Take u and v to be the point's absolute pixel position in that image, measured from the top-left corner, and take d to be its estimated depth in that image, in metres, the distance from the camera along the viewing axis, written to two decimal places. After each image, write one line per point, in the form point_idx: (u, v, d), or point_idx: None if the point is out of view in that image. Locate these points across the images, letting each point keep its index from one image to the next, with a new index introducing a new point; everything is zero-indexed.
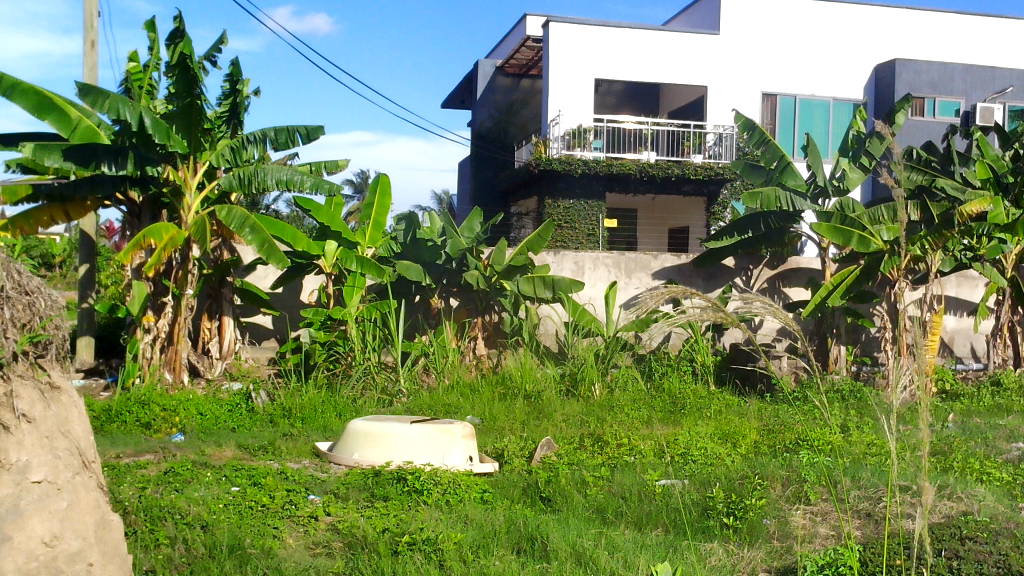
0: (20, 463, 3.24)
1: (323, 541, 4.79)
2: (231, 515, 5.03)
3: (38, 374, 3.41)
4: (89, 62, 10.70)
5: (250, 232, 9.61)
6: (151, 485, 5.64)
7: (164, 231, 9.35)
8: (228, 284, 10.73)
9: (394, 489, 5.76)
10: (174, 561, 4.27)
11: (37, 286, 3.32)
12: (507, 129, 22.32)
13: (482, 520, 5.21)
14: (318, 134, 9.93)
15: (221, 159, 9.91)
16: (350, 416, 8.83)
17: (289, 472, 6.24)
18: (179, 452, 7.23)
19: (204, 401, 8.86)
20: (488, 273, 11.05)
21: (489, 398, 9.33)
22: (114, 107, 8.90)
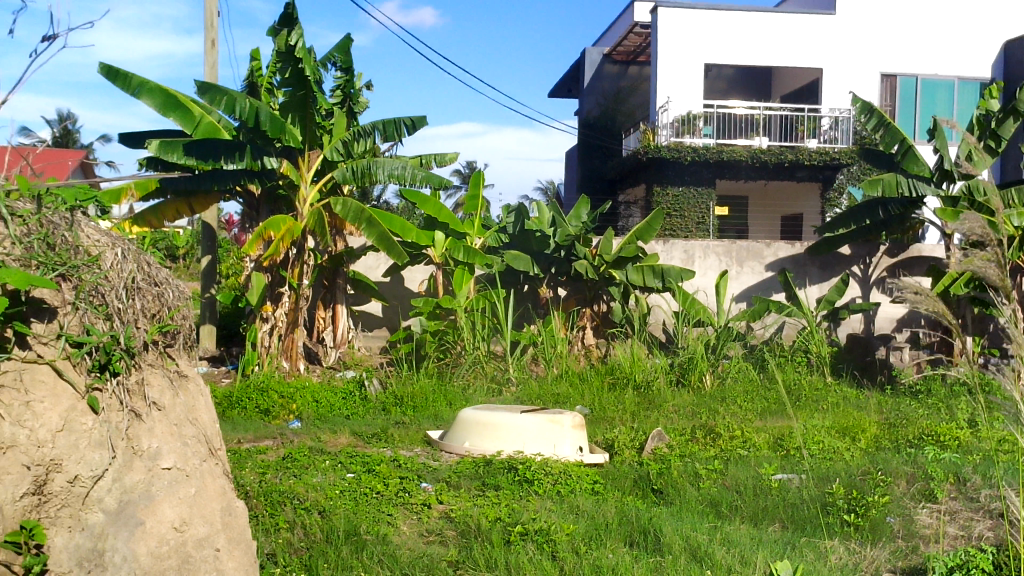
0: (152, 449, 3.02)
1: (437, 529, 4.83)
2: (347, 501, 5.14)
3: (167, 363, 3.29)
4: (210, 61, 11.07)
5: (366, 224, 9.77)
6: (271, 470, 5.81)
7: (283, 223, 9.59)
8: (341, 274, 10.91)
9: (504, 477, 5.79)
10: (294, 545, 4.38)
11: (165, 278, 3.34)
12: (614, 117, 22.11)
13: (594, 511, 5.17)
14: (422, 125, 10.00)
15: (335, 153, 9.97)
16: (460, 405, 8.88)
17: (402, 459, 6.36)
18: (296, 438, 7.43)
19: (320, 389, 9.10)
20: (597, 263, 10.90)
21: (599, 388, 9.29)
22: (229, 103, 9.13)
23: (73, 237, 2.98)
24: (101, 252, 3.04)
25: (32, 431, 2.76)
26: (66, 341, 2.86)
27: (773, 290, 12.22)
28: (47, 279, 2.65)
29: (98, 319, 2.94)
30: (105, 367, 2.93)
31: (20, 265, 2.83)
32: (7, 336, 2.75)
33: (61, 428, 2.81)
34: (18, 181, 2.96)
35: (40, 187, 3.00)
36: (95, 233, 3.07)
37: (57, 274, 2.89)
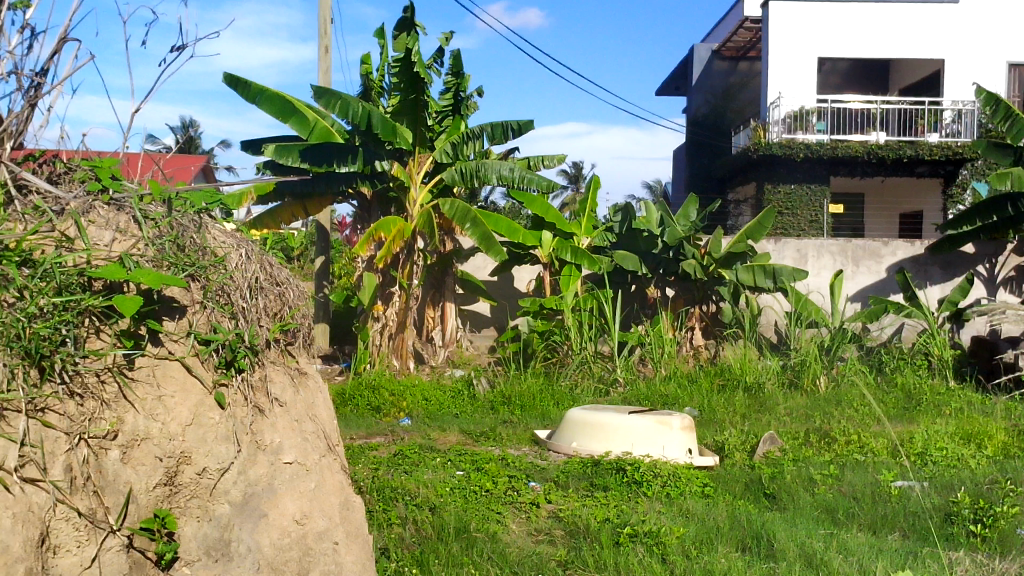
0: (275, 444, 3.08)
1: (545, 529, 4.84)
2: (456, 499, 5.20)
3: (287, 360, 3.39)
4: (324, 67, 11.37)
5: (471, 224, 9.86)
6: (383, 466, 5.94)
7: (394, 224, 9.78)
8: (450, 274, 11.10)
9: (613, 478, 5.76)
10: (406, 540, 4.45)
11: (287, 278, 3.46)
12: (724, 114, 21.75)
13: (703, 515, 5.09)
14: (529, 128, 10.05)
15: (444, 156, 10.10)
16: (567, 405, 8.87)
17: (510, 458, 6.40)
18: (407, 435, 7.57)
19: (429, 388, 9.27)
20: (706, 262, 10.75)
21: (708, 390, 9.14)
22: (344, 107, 9.33)
23: (200, 239, 3.10)
24: (227, 253, 3.16)
25: (165, 424, 2.82)
26: (195, 338, 2.94)
27: (890, 290, 11.80)
28: (179, 279, 2.73)
29: (223, 317, 3.03)
30: (231, 364, 3.01)
31: (153, 265, 2.93)
32: (142, 333, 2.82)
33: (190, 422, 2.87)
34: (150, 186, 3.11)
35: (170, 192, 3.14)
36: (220, 235, 3.19)
37: (186, 274, 2.98)
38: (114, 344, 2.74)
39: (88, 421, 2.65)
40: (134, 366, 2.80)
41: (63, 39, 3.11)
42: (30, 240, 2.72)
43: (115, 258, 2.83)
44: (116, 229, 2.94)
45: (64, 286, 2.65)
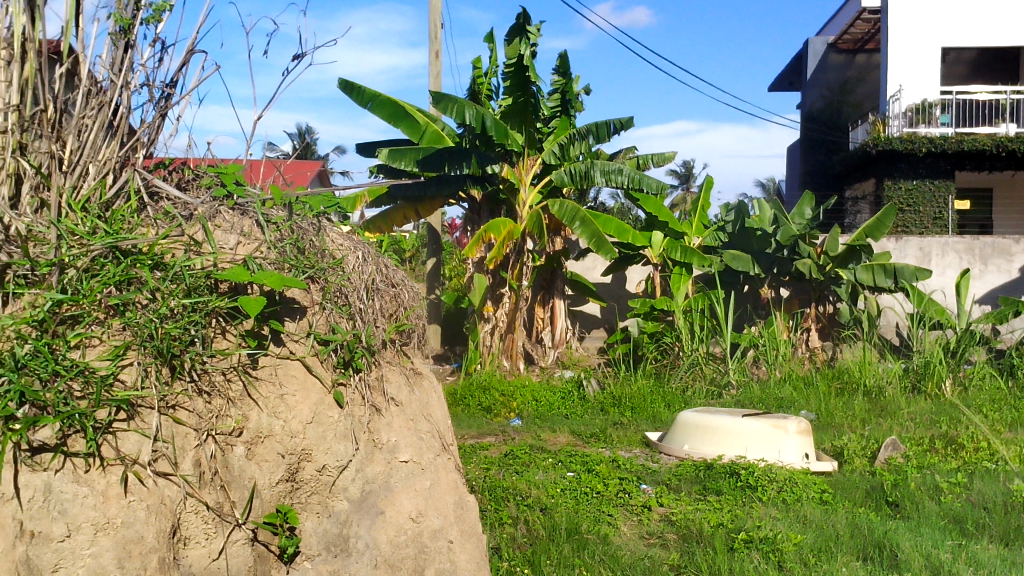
0: (391, 443, 3.14)
1: (658, 532, 4.79)
2: (568, 500, 5.19)
3: (403, 360, 3.45)
4: (435, 71, 11.54)
5: (580, 224, 9.83)
6: (495, 466, 5.99)
7: (504, 225, 9.83)
8: (560, 275, 11.09)
9: (727, 482, 5.66)
10: (518, 540, 4.46)
11: (403, 280, 3.53)
12: (840, 109, 21.13)
13: (823, 522, 4.93)
14: (630, 125, 9.97)
15: (551, 156, 10.19)
16: (679, 407, 8.74)
17: (621, 460, 6.36)
18: (517, 435, 7.63)
19: (539, 389, 9.31)
20: (822, 261, 10.43)
21: (826, 393, 8.86)
22: (460, 111, 9.41)
23: (320, 242, 3.19)
24: (344, 256, 3.24)
25: (286, 422, 2.90)
26: (315, 338, 3.03)
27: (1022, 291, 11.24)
28: (299, 281, 2.81)
29: (342, 318, 3.11)
30: (349, 364, 3.08)
31: (275, 267, 3.01)
32: (265, 333, 2.92)
33: (310, 420, 2.94)
34: (272, 192, 3.21)
35: (290, 197, 3.24)
36: (338, 238, 3.28)
37: (306, 276, 3.07)
38: (239, 344, 2.84)
39: (215, 419, 2.74)
40: (257, 365, 2.90)
41: (191, 51, 3.25)
42: (161, 244, 2.82)
43: (239, 260, 2.92)
44: (240, 233, 3.04)
45: (192, 288, 2.75)
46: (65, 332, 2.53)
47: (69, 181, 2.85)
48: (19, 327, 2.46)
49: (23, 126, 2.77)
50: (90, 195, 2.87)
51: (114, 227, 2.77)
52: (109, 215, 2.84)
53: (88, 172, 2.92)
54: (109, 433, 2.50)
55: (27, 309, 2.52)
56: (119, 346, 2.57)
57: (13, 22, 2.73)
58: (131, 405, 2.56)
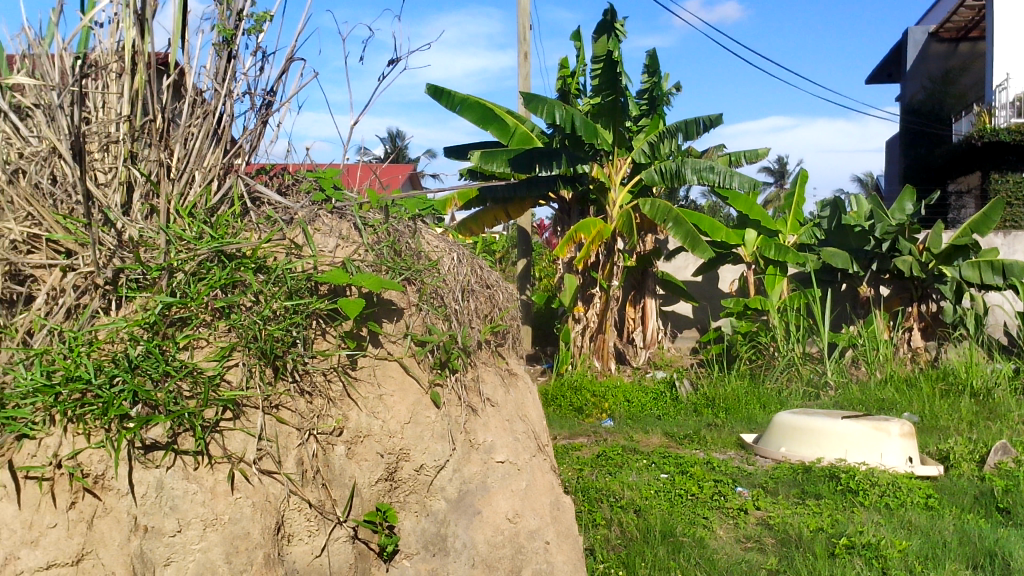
0: (487, 443, 3.15)
1: (755, 536, 4.69)
2: (662, 502, 5.14)
3: (499, 361, 3.47)
4: (524, 73, 11.58)
5: (674, 224, 9.67)
6: (588, 467, 5.97)
7: (594, 225, 9.78)
8: (651, 274, 10.99)
9: (826, 486, 5.52)
10: (611, 542, 4.43)
11: (497, 281, 3.55)
12: (943, 101, 20.45)
13: (929, 529, 4.76)
14: (720, 122, 9.81)
15: (641, 155, 10.05)
16: (775, 408, 8.55)
17: (716, 462, 6.26)
18: (610, 436, 7.58)
19: (631, 389, 9.25)
20: (924, 258, 10.11)
21: (930, 394, 8.55)
22: (550, 111, 9.39)
23: (416, 244, 3.24)
24: (440, 257, 3.29)
25: (385, 422, 2.95)
26: (412, 339, 3.07)
27: None
28: (397, 282, 2.86)
29: (438, 319, 3.14)
30: (445, 364, 3.12)
31: (373, 269, 3.07)
32: (364, 335, 2.97)
33: (408, 420, 2.99)
34: (369, 195, 3.28)
35: (386, 199, 3.30)
36: (434, 240, 3.33)
37: (403, 278, 3.12)
38: (339, 345, 2.90)
39: (317, 418, 2.80)
40: (356, 366, 2.95)
41: (290, 59, 3.33)
42: (264, 248, 2.90)
43: (339, 263, 2.98)
44: (339, 236, 3.12)
45: (295, 290, 2.82)
46: (174, 334, 2.62)
47: (177, 188, 2.95)
48: (131, 329, 2.56)
49: (134, 135, 2.89)
50: (196, 201, 2.96)
51: (219, 231, 2.85)
52: (214, 220, 2.92)
53: (194, 179, 3.01)
54: (217, 432, 2.58)
55: (139, 311, 2.62)
56: (225, 347, 2.65)
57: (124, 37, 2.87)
58: (237, 405, 2.64)
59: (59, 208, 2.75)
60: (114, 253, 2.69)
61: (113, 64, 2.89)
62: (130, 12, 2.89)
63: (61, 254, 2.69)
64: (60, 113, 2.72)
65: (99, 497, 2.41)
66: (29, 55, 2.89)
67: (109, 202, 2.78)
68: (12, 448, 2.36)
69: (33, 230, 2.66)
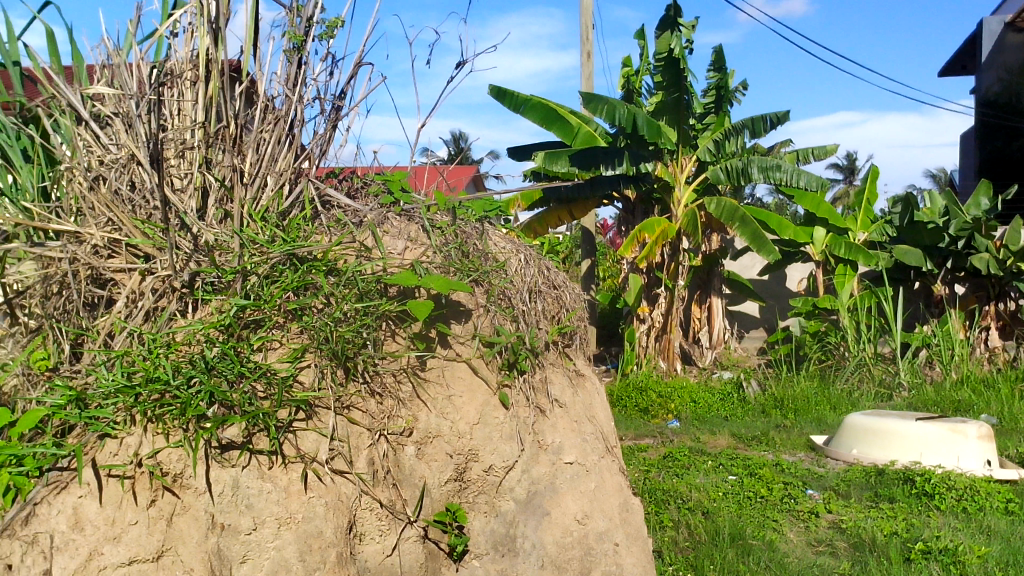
0: (555, 444, 3.15)
1: (827, 539, 4.59)
2: (730, 504, 5.08)
3: (566, 362, 3.45)
4: (587, 72, 11.54)
5: (740, 223, 9.54)
6: (654, 468, 5.92)
7: (658, 224, 9.69)
8: (717, 273, 10.86)
9: (900, 489, 5.39)
10: (679, 544, 4.38)
11: (564, 281, 3.55)
12: (1020, 93, 19.94)
13: (1010, 535, 4.61)
14: (786, 119, 9.65)
15: (705, 152, 9.97)
16: (845, 410, 8.37)
17: (785, 464, 6.17)
18: (676, 438, 7.51)
19: (698, 390, 9.16)
20: (1002, 256, 9.73)
21: (1009, 395, 8.27)
22: (610, 111, 9.35)
23: (483, 245, 3.25)
24: (507, 258, 3.29)
25: (454, 422, 2.97)
26: (480, 341, 3.09)
27: None
28: (465, 284, 2.87)
29: (506, 320, 3.14)
30: (513, 365, 3.12)
31: (441, 271, 3.09)
32: (433, 336, 3.00)
33: (477, 421, 3.00)
34: (436, 197, 3.30)
35: (453, 202, 3.32)
36: (500, 241, 3.33)
37: (471, 279, 3.14)
38: (409, 347, 2.93)
39: (387, 419, 2.84)
40: (426, 367, 2.98)
41: (358, 64, 3.37)
42: (334, 251, 2.94)
43: (408, 265, 3.01)
44: (407, 238, 3.16)
45: (365, 292, 2.85)
46: (248, 336, 2.67)
47: (250, 192, 3.01)
48: (208, 331, 2.61)
49: (209, 141, 2.95)
50: (269, 205, 3.02)
51: (291, 235, 2.90)
52: (286, 224, 2.97)
53: (267, 183, 3.07)
54: (290, 432, 2.63)
55: (214, 314, 2.67)
56: (297, 349, 2.69)
57: (199, 46, 2.95)
58: (309, 406, 2.68)
59: (138, 213, 2.82)
60: (190, 257, 2.74)
61: (188, 72, 2.96)
62: (204, 21, 2.99)
63: (140, 257, 2.76)
64: (138, 121, 2.80)
65: (178, 495, 2.47)
66: (109, 65, 2.97)
67: (185, 206, 2.84)
68: (96, 447, 2.44)
69: (113, 234, 2.73)
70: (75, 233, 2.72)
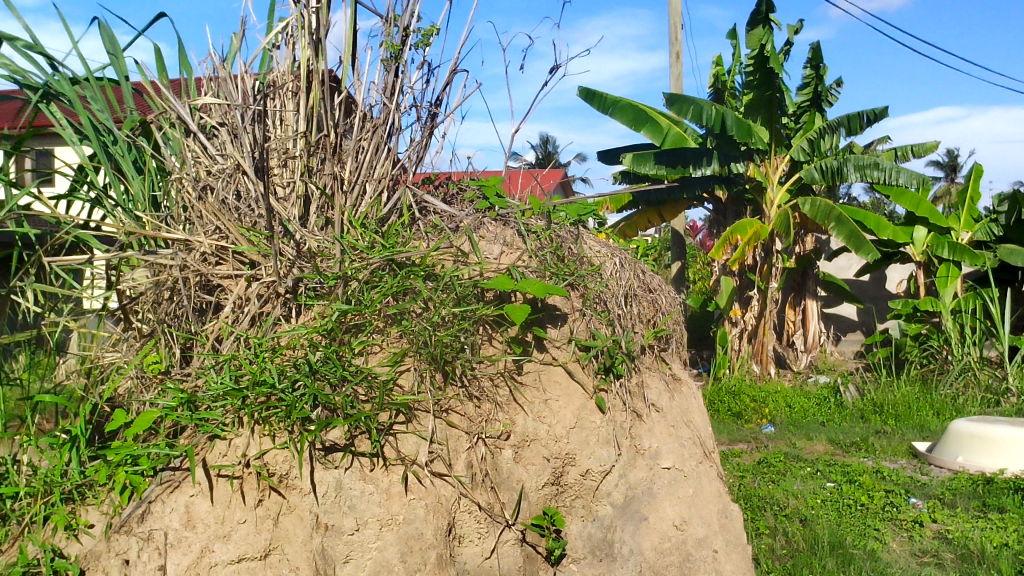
0: (653, 449, 3.12)
1: (932, 550, 4.44)
2: (829, 512, 4.95)
3: (662, 366, 3.43)
4: (676, 73, 11.43)
5: (836, 223, 9.29)
6: (750, 474, 5.82)
7: (750, 226, 9.47)
8: (812, 275, 10.65)
9: (1010, 499, 5.18)
10: (776, 551, 4.27)
11: (659, 284, 3.52)
12: None
13: None
14: (884, 115, 9.38)
15: (800, 152, 9.75)
16: (949, 416, 8.09)
17: (886, 471, 5.98)
18: (771, 443, 7.36)
19: (793, 395, 8.99)
20: None
21: None
22: (697, 111, 9.23)
23: (578, 249, 3.25)
24: (602, 262, 3.30)
25: (551, 426, 2.96)
26: (576, 344, 3.09)
27: None
28: (561, 288, 2.87)
29: (602, 324, 3.14)
30: (610, 369, 3.11)
31: (537, 275, 3.11)
32: (529, 340, 3.02)
33: (574, 424, 2.99)
34: (531, 201, 3.33)
35: (548, 206, 3.32)
36: (596, 245, 3.35)
37: (567, 284, 3.14)
38: (506, 350, 2.96)
39: (485, 422, 2.86)
40: (522, 371, 2.99)
41: (453, 71, 3.42)
42: (432, 256, 2.98)
43: (504, 269, 3.04)
44: (503, 243, 3.19)
45: (463, 297, 2.88)
46: (350, 340, 2.72)
47: (350, 200, 3.07)
48: (311, 335, 2.68)
49: (310, 150, 3.03)
50: (368, 211, 3.08)
51: (390, 241, 2.96)
52: (385, 231, 3.05)
53: (366, 190, 3.13)
54: (391, 435, 2.68)
55: (318, 319, 2.75)
56: (397, 353, 2.74)
57: (300, 57, 3.04)
58: (409, 409, 2.72)
59: (243, 220, 2.90)
60: (294, 263, 2.81)
61: (289, 83, 3.06)
62: (305, 33, 3.04)
63: (246, 264, 2.84)
64: (243, 131, 2.90)
65: (284, 495, 2.54)
66: (215, 78, 3.08)
67: (288, 214, 2.91)
68: (206, 448, 2.53)
69: (221, 242, 2.81)
70: (185, 241, 2.79)
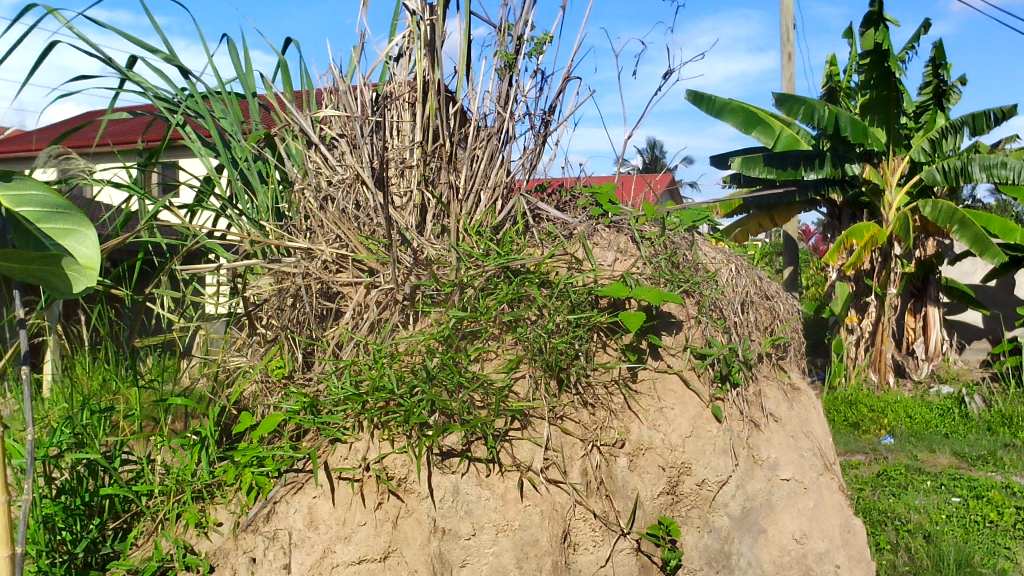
0: (771, 459, 3.05)
1: None
2: (956, 528, 4.74)
3: (780, 375, 3.35)
4: (788, 74, 11.17)
5: (959, 226, 8.91)
6: (869, 486, 5.62)
7: (866, 230, 9.15)
8: (934, 281, 10.20)
9: None
10: (898, 567, 4.11)
11: (777, 291, 3.46)
12: None
13: None
14: (1013, 114, 8.95)
15: (920, 153, 9.48)
16: None
17: (1017, 487, 5.68)
18: (890, 455, 7.09)
19: (913, 405, 8.67)
20: None
21: None
22: (809, 112, 8.98)
23: (693, 256, 3.23)
24: (718, 269, 3.26)
25: (667, 435, 2.93)
26: (691, 352, 3.06)
27: None
28: (676, 295, 2.85)
29: (717, 332, 3.10)
30: (726, 378, 3.06)
31: (651, 282, 3.08)
32: (644, 348, 3.00)
33: (689, 433, 2.95)
34: (644, 207, 3.29)
35: (662, 211, 3.30)
36: (711, 251, 3.32)
37: (682, 291, 3.12)
38: (620, 358, 2.94)
39: (599, 430, 2.84)
40: (636, 379, 2.97)
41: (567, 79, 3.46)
42: (546, 263, 3.00)
43: (619, 276, 3.04)
44: (617, 251, 3.19)
45: (577, 304, 2.89)
46: (466, 346, 2.75)
47: (465, 208, 3.11)
48: (428, 342, 2.72)
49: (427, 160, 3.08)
50: (483, 219, 3.12)
51: (505, 248, 2.98)
52: (499, 238, 3.07)
53: (481, 199, 3.17)
54: (506, 441, 2.70)
55: (434, 325, 2.79)
56: (512, 360, 2.77)
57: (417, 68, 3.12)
58: (524, 416, 2.74)
59: (362, 229, 2.97)
60: (411, 271, 2.86)
61: (406, 93, 3.14)
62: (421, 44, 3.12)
63: (365, 272, 2.90)
64: (362, 142, 2.98)
65: (403, 499, 2.58)
66: (334, 90, 3.18)
67: (405, 223, 2.98)
68: (328, 451, 2.61)
69: (341, 250, 2.89)
70: (307, 249, 2.88)
